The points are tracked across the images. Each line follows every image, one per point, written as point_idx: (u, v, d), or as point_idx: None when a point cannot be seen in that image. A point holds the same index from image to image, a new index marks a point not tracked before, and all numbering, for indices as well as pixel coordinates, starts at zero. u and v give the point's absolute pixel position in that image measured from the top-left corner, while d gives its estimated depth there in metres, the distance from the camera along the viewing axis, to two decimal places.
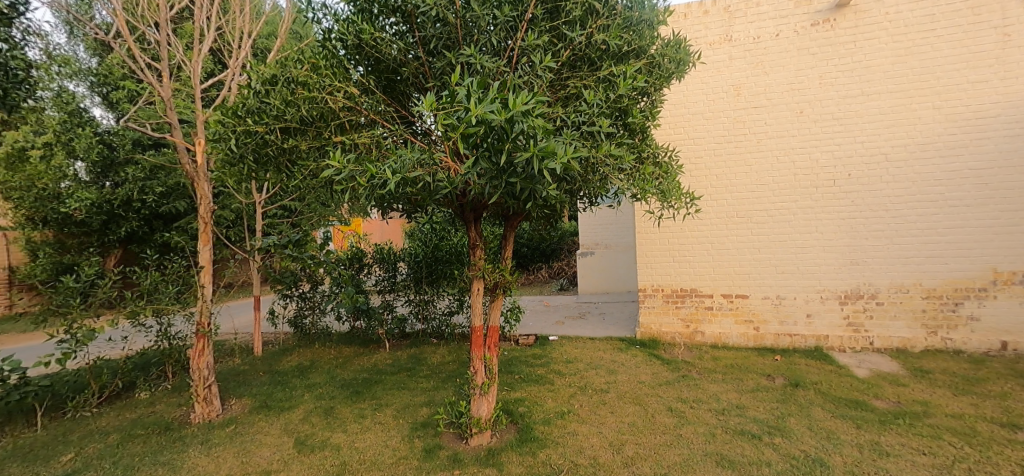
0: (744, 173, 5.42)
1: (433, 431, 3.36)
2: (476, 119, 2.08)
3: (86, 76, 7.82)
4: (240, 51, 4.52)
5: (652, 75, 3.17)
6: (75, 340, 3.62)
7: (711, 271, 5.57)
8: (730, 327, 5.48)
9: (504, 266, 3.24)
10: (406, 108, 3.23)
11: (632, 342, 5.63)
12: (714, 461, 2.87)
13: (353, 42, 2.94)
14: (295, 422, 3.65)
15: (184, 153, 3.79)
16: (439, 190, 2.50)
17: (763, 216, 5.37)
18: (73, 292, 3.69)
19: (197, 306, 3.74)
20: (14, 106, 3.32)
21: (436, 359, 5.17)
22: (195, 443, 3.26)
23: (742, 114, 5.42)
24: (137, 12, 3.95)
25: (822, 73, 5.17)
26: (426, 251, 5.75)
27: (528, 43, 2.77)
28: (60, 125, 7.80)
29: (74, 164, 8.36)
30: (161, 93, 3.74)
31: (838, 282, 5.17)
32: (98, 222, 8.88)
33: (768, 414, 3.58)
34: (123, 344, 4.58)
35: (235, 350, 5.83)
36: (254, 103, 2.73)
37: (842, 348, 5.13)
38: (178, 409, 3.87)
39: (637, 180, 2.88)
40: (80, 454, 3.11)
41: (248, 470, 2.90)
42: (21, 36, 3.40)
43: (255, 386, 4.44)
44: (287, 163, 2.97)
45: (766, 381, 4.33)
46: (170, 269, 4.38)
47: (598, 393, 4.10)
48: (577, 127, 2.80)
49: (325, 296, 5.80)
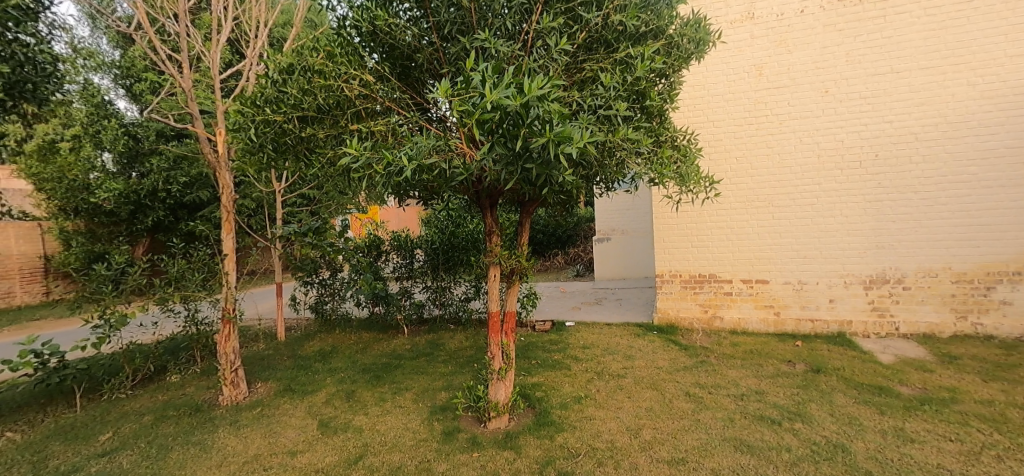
0: (767, 155, 5.28)
1: (452, 414, 3.43)
2: (491, 105, 2.06)
3: (110, 68, 7.94)
4: (257, 40, 4.51)
5: (670, 56, 3.10)
6: (109, 326, 3.75)
7: (730, 256, 5.49)
8: (749, 313, 5.42)
9: (521, 251, 3.24)
10: (422, 95, 3.25)
11: (649, 328, 5.62)
12: (732, 446, 2.86)
13: (368, 30, 2.96)
14: (318, 405, 3.75)
15: (205, 143, 3.87)
16: (456, 177, 2.51)
17: (785, 200, 5.25)
18: (106, 279, 3.81)
19: (222, 293, 3.83)
20: (44, 100, 3.33)
21: (454, 344, 5.23)
22: (224, 424, 3.39)
23: (763, 95, 5.28)
24: (157, 2, 3.97)
25: (850, 50, 4.97)
26: (442, 238, 5.79)
27: (543, 26, 2.72)
28: (87, 117, 8.02)
29: (102, 155, 8.55)
30: (182, 85, 3.77)
31: (862, 267, 5.05)
32: (126, 212, 9.13)
33: (788, 400, 3.54)
34: (154, 329, 4.72)
35: (259, 335, 6.00)
36: (272, 92, 2.79)
37: (866, 333, 5.03)
38: (208, 392, 4.01)
39: (654, 163, 2.83)
40: (118, 434, 3.25)
41: (274, 451, 2.99)
42: (47, 31, 3.44)
43: (280, 370, 4.57)
44: (305, 151, 3.01)
45: (786, 367, 4.28)
46: (196, 257, 4.47)
47: (615, 378, 4.11)
48: (594, 110, 2.79)
49: (345, 283, 5.94)
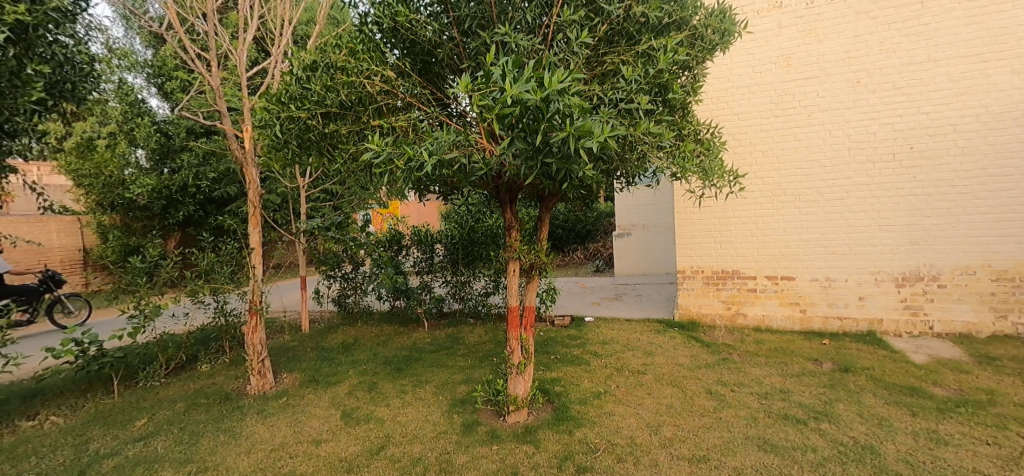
0: (794, 149, 5.14)
1: (472, 407, 3.47)
2: (511, 99, 2.05)
3: (142, 67, 8.31)
4: (282, 38, 4.59)
5: (694, 48, 3.04)
6: (144, 316, 3.92)
7: (754, 252, 5.38)
8: (774, 310, 5.31)
9: (541, 246, 3.23)
10: (442, 90, 3.26)
11: (670, 324, 5.56)
12: (755, 444, 2.81)
13: (389, 26, 2.99)
14: (341, 396, 3.83)
15: (233, 139, 3.96)
16: (476, 172, 2.52)
17: (813, 195, 5.11)
18: (140, 271, 3.97)
19: (249, 286, 3.94)
20: (82, 98, 3.46)
21: (473, 338, 5.27)
22: (252, 413, 3.50)
23: (791, 86, 5.13)
24: (187, 3, 4.08)
25: (884, 39, 4.79)
26: (462, 233, 5.84)
27: (564, 19, 2.69)
28: (122, 115, 8.43)
29: (136, 152, 8.97)
30: (211, 83, 3.87)
31: (894, 264, 4.88)
32: (159, 207, 9.42)
33: (815, 399, 3.46)
34: (186, 320, 4.89)
35: (285, 327, 6.16)
36: (297, 89, 2.85)
37: (897, 333, 4.87)
38: (236, 381, 4.14)
39: (677, 157, 2.78)
40: (153, 419, 3.39)
41: (300, 439, 3.07)
42: (85, 32, 3.58)
43: (305, 361, 4.69)
44: (328, 147, 3.06)
45: (812, 365, 4.17)
46: (224, 251, 4.60)
47: (635, 374, 4.08)
48: (614, 104, 2.76)
49: (366, 276, 6.05)
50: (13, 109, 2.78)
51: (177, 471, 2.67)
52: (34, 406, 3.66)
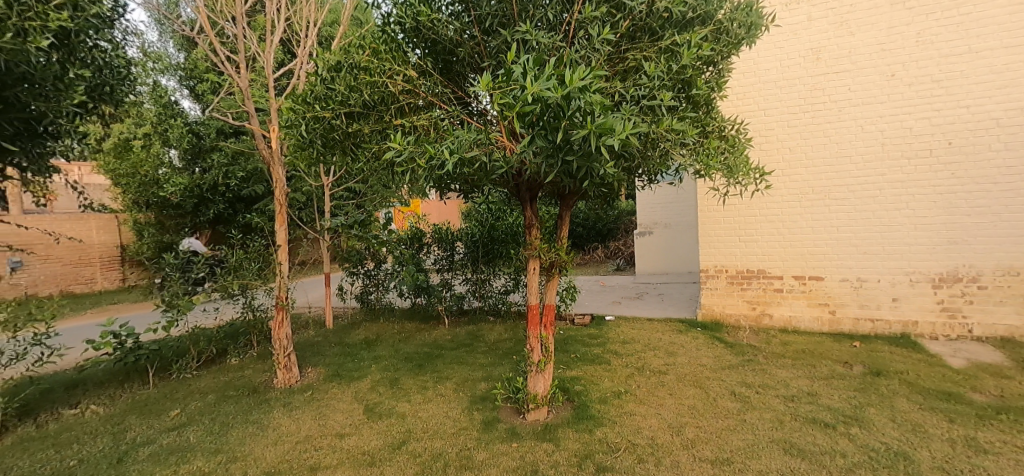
0: (824, 145, 4.99)
1: (492, 404, 3.49)
2: (532, 97, 2.05)
3: (175, 70, 8.62)
4: (308, 39, 4.66)
5: (718, 43, 2.97)
6: (178, 310, 4.03)
7: (781, 252, 5.24)
8: (802, 311, 5.17)
9: (561, 245, 3.22)
10: (463, 89, 3.28)
11: (693, 324, 5.48)
12: (780, 448, 2.75)
13: (411, 26, 3.02)
14: (364, 391, 3.90)
15: (261, 139, 4.06)
16: (496, 170, 2.52)
17: (843, 192, 4.95)
18: (174, 268, 4.11)
19: (276, 282, 4.05)
20: (120, 101, 3.62)
21: (493, 336, 5.30)
22: (279, 405, 3.59)
23: (820, 80, 4.98)
24: (217, 7, 4.20)
25: (921, 29, 4.60)
26: (482, 231, 5.86)
27: (586, 16, 2.66)
28: (156, 117, 8.73)
29: (169, 152, 9.23)
30: (239, 84, 3.97)
31: (930, 264, 4.69)
32: (190, 205, 9.72)
33: (844, 403, 3.36)
34: (216, 315, 5.05)
35: (310, 322, 6.31)
36: (322, 89, 2.91)
37: (933, 335, 4.69)
38: (264, 375, 4.26)
39: (701, 155, 2.73)
40: (185, 410, 3.52)
41: (324, 432, 3.15)
42: (122, 37, 3.72)
43: (329, 356, 4.79)
44: (351, 146, 3.12)
45: (841, 368, 4.05)
46: (252, 248, 4.73)
47: (657, 374, 4.04)
48: (637, 101, 2.72)
49: (388, 274, 6.16)
50: (56, 112, 2.79)
51: (208, 460, 2.76)
52: (75, 396, 3.84)
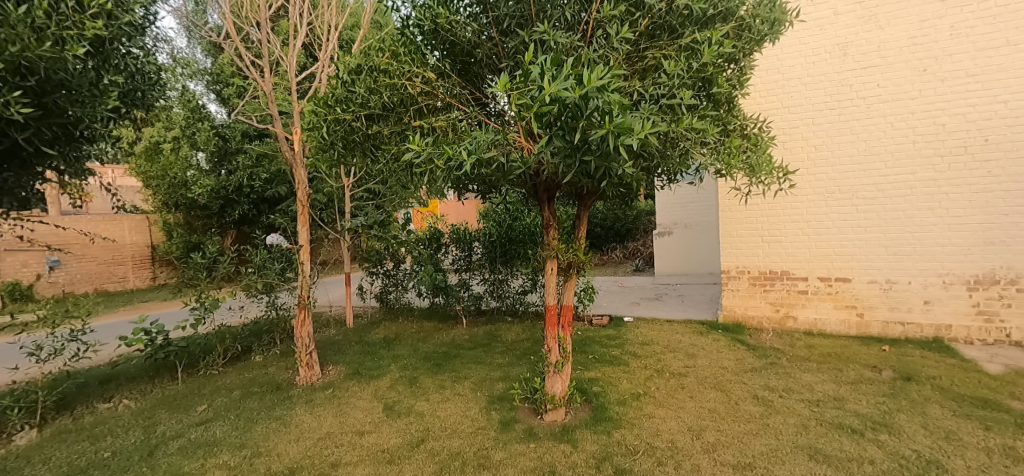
0: (852, 143, 4.85)
1: (510, 405, 3.49)
2: (549, 97, 2.04)
3: (203, 75, 8.90)
4: (329, 43, 4.75)
5: (740, 39, 2.92)
6: (205, 308, 4.15)
7: (805, 252, 5.12)
8: (827, 313, 5.04)
9: (579, 245, 3.20)
10: (481, 90, 3.29)
11: (714, 326, 5.39)
12: (805, 454, 2.68)
13: (430, 28, 3.06)
14: (383, 389, 3.96)
15: (284, 142, 4.15)
16: (514, 170, 2.53)
17: (871, 191, 4.81)
18: (200, 267, 4.24)
19: (299, 281, 4.13)
20: (150, 105, 3.75)
21: (511, 336, 5.31)
22: (301, 402, 3.67)
23: (846, 76, 4.84)
24: (242, 13, 4.31)
25: (955, 22, 4.43)
26: (500, 231, 5.88)
27: (604, 15, 2.63)
28: (185, 120, 9.06)
29: (197, 155, 9.52)
30: (263, 88, 4.06)
31: (965, 266, 4.52)
32: (216, 206, 10.01)
33: (872, 409, 3.26)
34: (241, 313, 5.18)
35: (331, 321, 6.43)
36: (342, 92, 2.96)
37: (968, 340, 4.51)
38: (287, 372, 4.36)
39: (722, 154, 2.68)
40: (211, 406, 3.62)
41: (345, 429, 3.20)
42: (153, 44, 3.85)
43: (349, 355, 4.87)
44: (370, 148, 3.16)
45: (870, 373, 3.93)
46: (275, 248, 4.84)
47: (676, 376, 3.98)
48: (656, 100, 2.69)
49: (407, 274, 6.24)
50: (92, 117, 2.90)
51: (233, 455, 2.84)
52: (109, 390, 3.99)
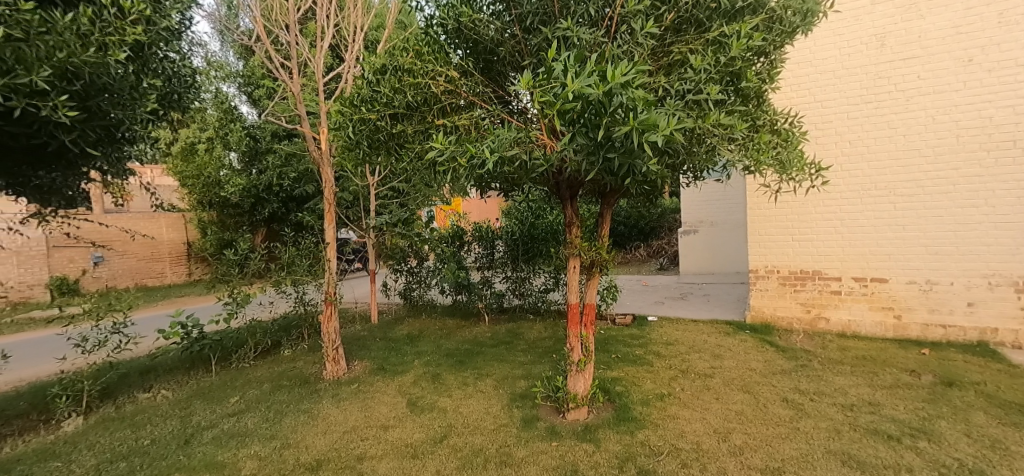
0: (889, 138, 4.66)
1: (532, 402, 3.49)
2: (572, 94, 2.02)
3: (235, 77, 9.22)
4: (355, 44, 4.83)
5: (771, 32, 2.83)
6: (237, 303, 4.29)
7: (839, 252, 4.94)
8: (862, 315, 4.86)
9: (602, 243, 3.17)
10: (503, 88, 3.29)
11: (741, 326, 5.27)
12: (837, 460, 2.59)
13: (453, 27, 3.09)
14: (407, 384, 4.01)
15: (311, 141, 4.24)
16: (536, 168, 2.52)
17: (910, 188, 4.61)
18: (233, 263, 4.39)
19: (326, 278, 4.22)
20: (186, 107, 3.90)
21: (533, 334, 5.30)
22: (327, 396, 3.75)
23: (884, 69, 4.65)
24: (272, 17, 4.42)
25: (1003, 9, 4.20)
26: (522, 229, 5.88)
27: (628, 10, 2.59)
28: (218, 122, 9.41)
29: (229, 155, 9.84)
30: (292, 89, 4.16)
31: (1012, 266, 4.29)
32: (247, 205, 10.33)
33: (911, 414, 3.13)
34: (271, 308, 5.34)
35: (356, 317, 6.56)
36: (367, 92, 3.00)
37: (1016, 344, 4.28)
38: (314, 366, 4.46)
39: (751, 149, 2.61)
40: (243, 398, 3.74)
41: (370, 423, 3.25)
42: (188, 48, 3.99)
43: (374, 350, 4.96)
44: (394, 147, 3.20)
45: (908, 377, 3.77)
46: (304, 245, 4.96)
47: (702, 377, 3.91)
48: (682, 96, 2.64)
49: (431, 271, 6.32)
50: (133, 120, 3.04)
51: (264, 446, 2.93)
52: (148, 381, 4.17)
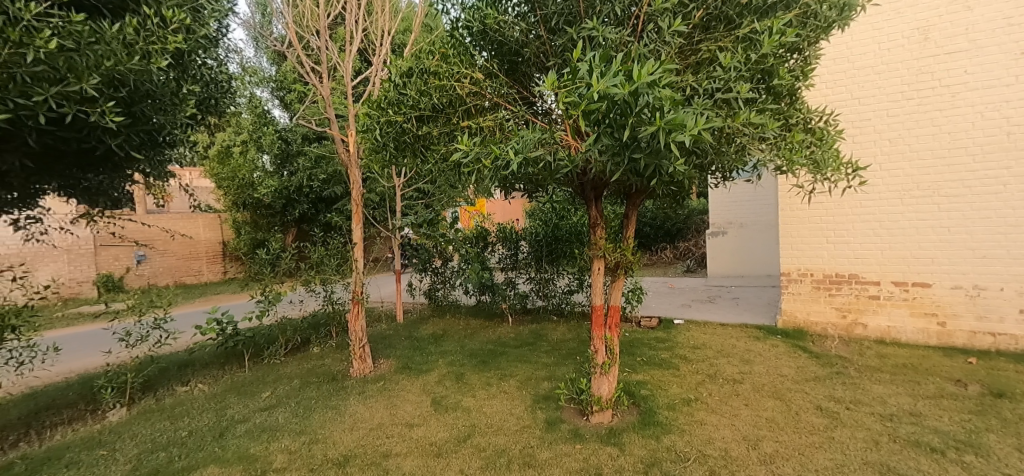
0: (933, 135, 4.45)
1: (555, 404, 3.47)
2: (597, 95, 2.00)
3: (268, 82, 9.54)
4: (383, 48, 4.92)
5: (805, 27, 2.73)
6: (268, 301, 4.43)
7: (876, 255, 4.75)
8: (902, 321, 4.65)
9: (626, 245, 3.13)
10: (528, 89, 3.28)
11: (772, 331, 5.12)
12: (875, 472, 2.48)
13: (478, 29, 3.12)
14: (431, 383, 4.06)
15: (340, 144, 4.33)
16: (561, 169, 2.50)
17: (954, 189, 4.39)
18: (265, 262, 4.54)
19: (353, 277, 4.31)
20: (222, 112, 4.05)
21: (557, 335, 5.28)
22: (354, 393, 3.83)
23: (926, 64, 4.45)
24: (304, 23, 4.55)
25: None
26: (546, 230, 5.87)
27: (655, 8, 2.56)
28: (252, 126, 9.65)
29: (262, 158, 10.14)
30: (322, 93, 4.26)
31: None
32: (279, 205, 10.65)
33: (956, 426, 2.98)
34: (301, 306, 5.48)
35: (382, 316, 6.68)
36: (394, 95, 3.06)
37: None
38: (342, 364, 4.56)
39: (782, 149, 2.53)
40: (274, 393, 3.85)
41: (396, 421, 3.30)
42: (225, 54, 4.15)
43: (400, 349, 5.03)
44: (421, 148, 3.25)
45: (953, 387, 3.58)
46: (332, 245, 5.08)
47: (731, 383, 3.82)
48: (710, 95, 2.59)
49: (455, 272, 6.38)
50: (173, 124, 3.17)
51: (294, 440, 3.01)
52: (186, 375, 4.34)
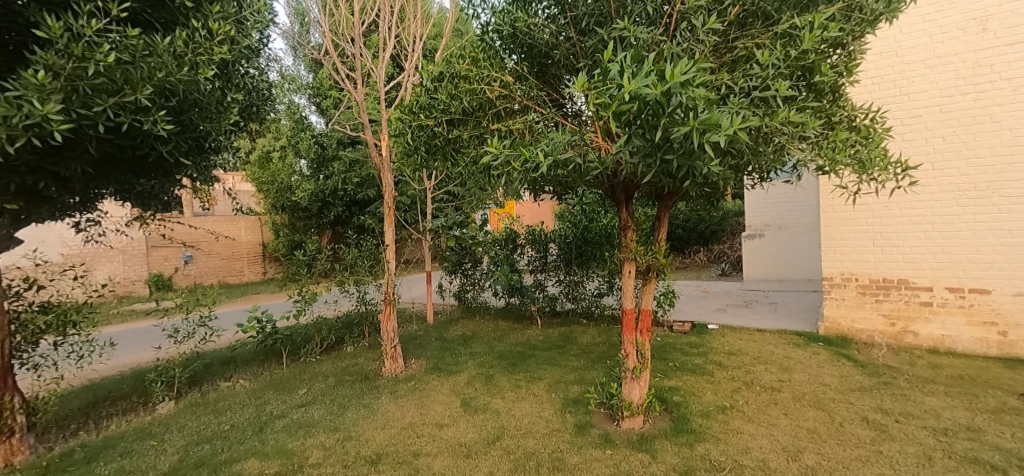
0: (991, 132, 4.17)
1: (585, 408, 3.44)
2: (629, 95, 1.97)
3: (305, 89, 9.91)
4: (415, 53, 5.01)
5: (850, 21, 2.61)
6: (305, 300, 4.57)
7: (928, 259, 4.49)
8: (958, 329, 4.38)
9: (658, 247, 3.06)
10: (558, 91, 3.26)
11: (814, 338, 4.91)
12: None
13: (509, 33, 3.13)
14: (461, 384, 4.09)
15: (372, 147, 4.42)
16: (591, 171, 2.48)
17: (1016, 189, 4.10)
18: (302, 263, 4.70)
19: (385, 279, 4.40)
20: (263, 118, 4.22)
21: (587, 339, 5.24)
22: (386, 392, 3.91)
23: (983, 56, 4.18)
24: (341, 31, 4.70)
25: None
26: (575, 233, 5.83)
27: (689, 6, 2.50)
28: (291, 131, 10.06)
29: (299, 162, 10.52)
30: (356, 98, 4.37)
31: None
32: (315, 208, 11.01)
33: (1020, 444, 2.77)
34: (336, 306, 5.64)
35: (413, 317, 6.79)
36: (426, 99, 3.11)
37: None
38: (374, 363, 4.66)
39: (824, 148, 2.42)
40: (309, 390, 3.97)
41: (426, 421, 3.35)
42: (266, 63, 4.32)
43: (431, 350, 5.10)
44: (452, 151, 3.29)
45: (1015, 401, 3.34)
46: (365, 247, 5.21)
47: (769, 391, 3.68)
48: (747, 93, 2.50)
49: (484, 273, 6.42)
50: (218, 131, 3.33)
51: (329, 437, 3.09)
52: (228, 370, 4.53)
